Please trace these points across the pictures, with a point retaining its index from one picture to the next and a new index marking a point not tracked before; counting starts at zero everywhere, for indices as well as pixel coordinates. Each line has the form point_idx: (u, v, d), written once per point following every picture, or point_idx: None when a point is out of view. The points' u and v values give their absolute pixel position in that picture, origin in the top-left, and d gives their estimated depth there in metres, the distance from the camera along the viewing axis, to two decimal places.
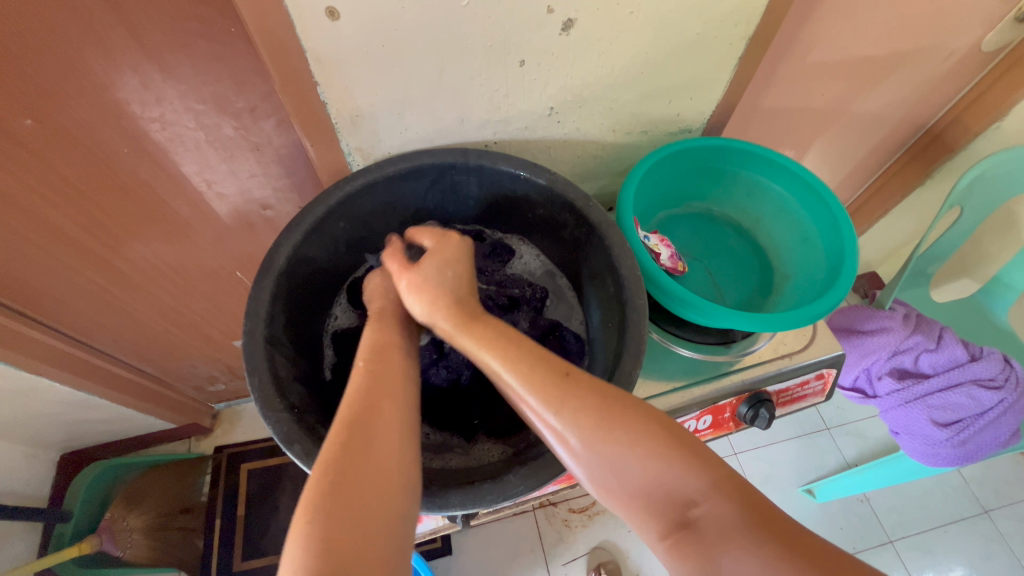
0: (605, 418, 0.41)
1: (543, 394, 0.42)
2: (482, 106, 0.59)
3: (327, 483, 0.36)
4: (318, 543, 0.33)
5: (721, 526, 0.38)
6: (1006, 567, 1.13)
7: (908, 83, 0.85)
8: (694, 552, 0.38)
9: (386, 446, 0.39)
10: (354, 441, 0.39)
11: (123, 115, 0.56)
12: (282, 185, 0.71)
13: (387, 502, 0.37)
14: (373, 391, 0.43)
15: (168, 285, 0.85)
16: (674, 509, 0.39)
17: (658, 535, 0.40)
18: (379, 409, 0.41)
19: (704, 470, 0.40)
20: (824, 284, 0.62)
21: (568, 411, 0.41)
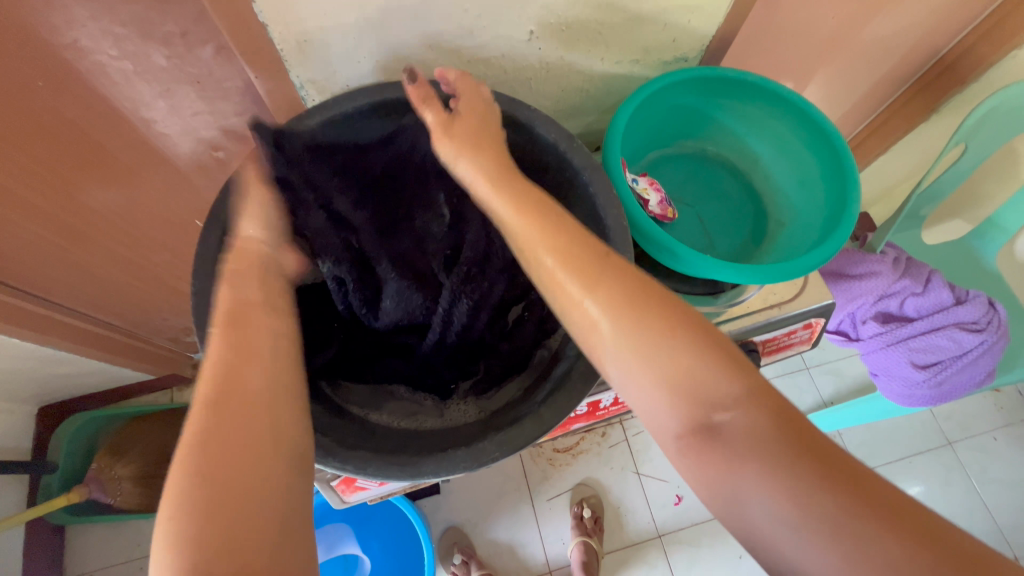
0: (640, 302, 0.42)
1: (582, 270, 0.43)
2: (452, 30, 0.51)
3: (193, 467, 0.37)
4: (190, 528, 0.35)
5: (747, 438, 0.38)
6: (962, 492, 1.21)
7: (926, 6, 0.77)
8: (716, 456, 0.38)
9: (248, 443, 0.39)
10: (212, 419, 0.39)
11: (29, 41, 0.47)
12: (233, 124, 0.63)
13: (260, 482, 0.38)
14: (230, 360, 0.43)
15: (122, 235, 0.79)
16: (700, 410, 0.39)
17: (674, 432, 0.40)
18: (242, 382, 0.42)
19: (738, 379, 0.39)
20: (821, 231, 0.59)
21: (602, 290, 0.42)
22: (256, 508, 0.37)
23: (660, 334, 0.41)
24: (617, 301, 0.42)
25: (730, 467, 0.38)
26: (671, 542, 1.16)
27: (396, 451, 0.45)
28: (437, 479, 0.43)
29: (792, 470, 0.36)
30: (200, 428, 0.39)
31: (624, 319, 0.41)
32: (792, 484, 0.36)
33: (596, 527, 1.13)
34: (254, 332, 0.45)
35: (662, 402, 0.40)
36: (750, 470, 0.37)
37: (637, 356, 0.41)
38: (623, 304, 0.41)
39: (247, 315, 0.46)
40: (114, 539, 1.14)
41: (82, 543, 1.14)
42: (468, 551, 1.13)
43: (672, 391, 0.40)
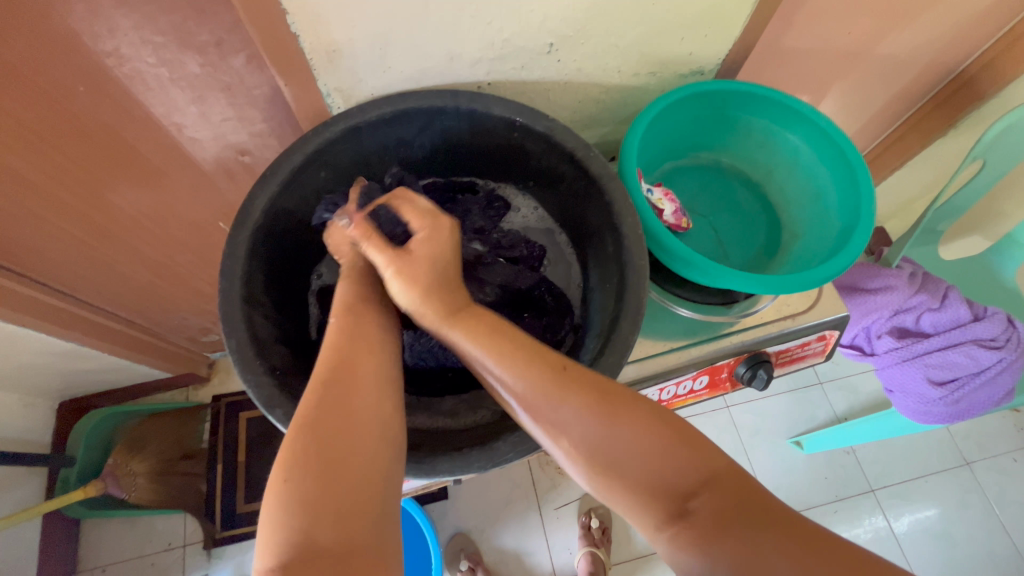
0: (612, 409, 0.40)
1: (538, 383, 0.41)
2: (475, 42, 0.53)
3: (302, 444, 0.36)
4: (297, 505, 0.34)
5: (720, 521, 0.36)
6: (979, 515, 1.18)
7: (943, 23, 0.77)
8: (691, 545, 0.36)
9: (360, 444, 0.37)
10: (325, 397, 0.39)
11: (72, 49, 0.50)
12: (259, 130, 0.66)
13: (366, 488, 0.36)
14: (341, 363, 0.41)
15: (148, 236, 0.81)
16: (672, 500, 0.38)
17: (656, 527, 0.38)
18: (355, 368, 0.41)
19: (704, 460, 0.38)
20: (836, 244, 0.59)
21: (567, 406, 0.40)
22: (358, 517, 0.35)
23: (626, 438, 0.39)
24: (584, 407, 0.40)
25: (708, 564, 0.35)
26: None
27: (412, 449, 0.46)
28: (450, 478, 0.43)
29: (767, 545, 0.34)
30: (314, 407, 0.38)
31: (594, 420, 0.40)
32: (771, 565, 0.34)
33: (603, 538, 1.12)
34: (370, 323, 0.46)
35: (632, 503, 0.39)
36: (726, 560, 0.35)
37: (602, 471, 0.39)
38: (587, 408, 0.40)
39: (357, 305, 0.47)
40: (127, 535, 1.16)
41: (95, 538, 1.15)
42: (475, 558, 1.13)
43: (641, 487, 0.38)
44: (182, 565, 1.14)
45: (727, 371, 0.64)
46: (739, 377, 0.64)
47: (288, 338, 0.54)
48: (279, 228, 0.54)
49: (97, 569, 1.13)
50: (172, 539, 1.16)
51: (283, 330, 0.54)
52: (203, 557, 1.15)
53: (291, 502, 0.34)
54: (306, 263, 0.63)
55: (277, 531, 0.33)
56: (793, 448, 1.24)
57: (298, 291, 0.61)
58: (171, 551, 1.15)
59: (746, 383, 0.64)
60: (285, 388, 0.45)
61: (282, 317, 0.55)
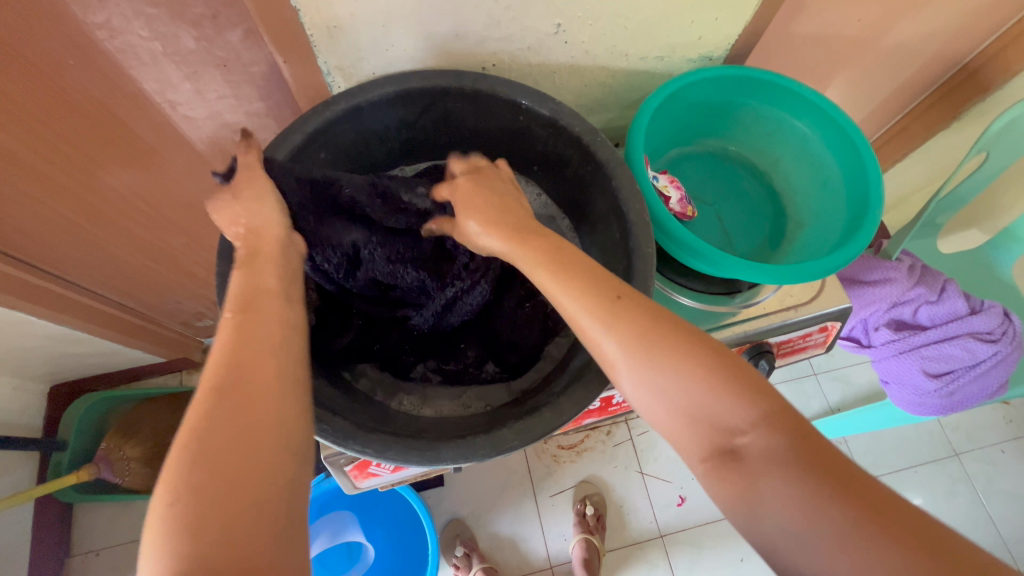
0: (653, 339, 0.39)
1: (597, 312, 0.39)
2: (480, 20, 0.51)
3: (188, 462, 0.33)
4: (173, 536, 0.31)
5: (767, 459, 0.35)
6: (967, 504, 1.20)
7: (952, 12, 0.76)
8: (735, 478, 0.36)
9: (259, 433, 0.35)
10: (215, 406, 0.35)
11: (61, 20, 0.48)
12: (256, 109, 0.64)
13: (271, 475, 0.34)
14: (245, 344, 0.38)
15: (141, 217, 0.79)
16: (719, 434, 0.37)
17: (697, 457, 0.38)
18: (251, 369, 0.37)
19: (762, 401, 0.37)
20: (842, 235, 0.59)
21: (619, 328, 0.39)
22: (259, 508, 0.33)
23: (676, 349, 0.38)
24: (633, 337, 0.38)
25: (749, 492, 0.35)
26: (672, 542, 1.16)
27: (414, 437, 0.46)
28: (453, 466, 0.43)
29: (806, 485, 0.34)
30: (202, 418, 0.34)
31: (637, 342, 0.39)
32: (813, 503, 0.34)
33: (598, 525, 1.13)
34: (267, 320, 0.40)
35: (679, 426, 0.38)
36: (767, 488, 0.35)
37: (647, 377, 0.38)
38: (638, 337, 0.39)
39: (259, 300, 0.41)
40: (121, 519, 1.15)
41: (89, 522, 1.15)
42: (470, 543, 1.13)
43: (684, 419, 0.38)
44: None
45: None
46: None
47: None
48: None
49: (91, 553, 1.13)
50: None
51: None
52: None
53: (181, 497, 0.32)
54: None
55: (165, 534, 0.31)
56: None
57: None
58: None
59: None
60: None
61: None
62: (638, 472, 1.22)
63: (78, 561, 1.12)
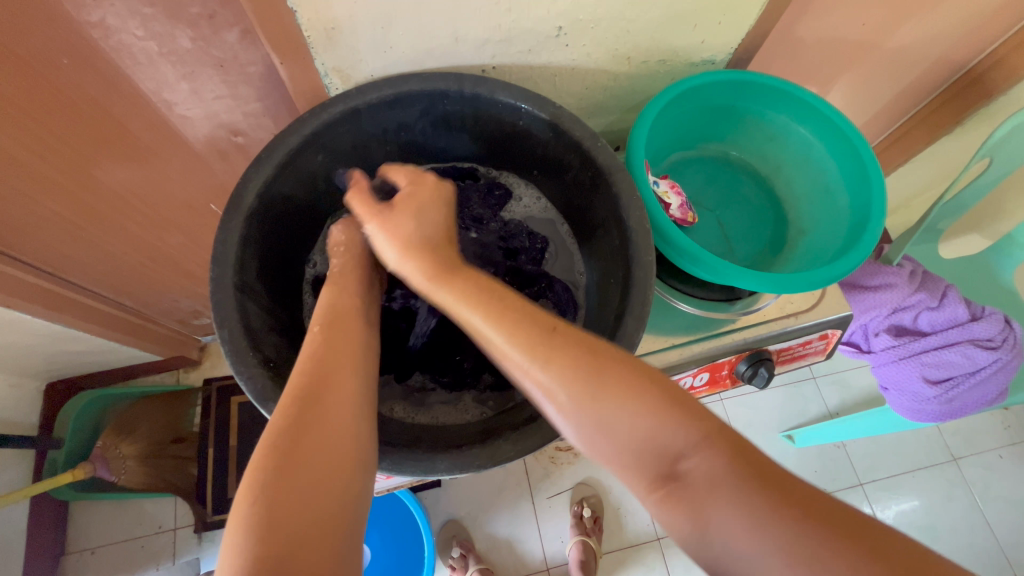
0: (593, 373, 0.39)
1: (527, 344, 0.40)
2: (480, 23, 0.51)
3: (271, 461, 0.36)
4: (252, 529, 0.33)
5: (710, 482, 0.36)
6: (964, 509, 1.20)
7: (957, 16, 0.75)
8: (683, 505, 0.36)
9: (334, 441, 0.38)
10: (292, 412, 0.39)
11: (55, 19, 0.47)
12: (254, 110, 0.63)
13: (342, 483, 0.37)
14: (320, 361, 0.42)
15: (137, 216, 0.79)
16: (662, 461, 0.38)
17: (644, 491, 0.38)
18: (331, 384, 0.41)
19: (699, 423, 0.38)
20: (844, 243, 0.58)
21: (551, 366, 0.39)
22: (331, 516, 0.35)
23: (615, 392, 0.38)
24: (569, 372, 0.39)
25: (696, 516, 0.36)
26: (669, 545, 1.16)
27: (410, 446, 0.45)
28: (449, 476, 0.43)
29: (753, 504, 0.34)
30: (284, 422, 0.38)
31: (574, 382, 0.39)
32: (756, 518, 0.34)
33: (594, 527, 1.13)
34: (348, 337, 0.46)
35: (618, 467, 0.39)
36: (713, 514, 0.35)
37: (598, 420, 0.38)
38: (576, 374, 0.39)
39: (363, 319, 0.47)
40: (116, 517, 1.15)
41: (84, 520, 1.14)
42: (467, 544, 1.13)
43: (630, 452, 0.38)
44: (173, 548, 1.14)
45: (728, 368, 0.64)
46: (740, 374, 0.63)
47: (283, 328, 0.53)
48: (275, 213, 0.52)
49: (87, 551, 1.13)
50: (163, 522, 1.15)
51: (277, 320, 0.52)
52: (194, 541, 1.15)
53: (259, 499, 0.34)
54: (301, 251, 0.62)
55: (243, 534, 0.33)
56: (785, 442, 1.25)
57: (293, 279, 0.60)
58: (161, 534, 1.15)
59: (747, 381, 0.63)
60: (280, 381, 0.44)
61: (277, 305, 0.54)
62: None
63: (73, 559, 1.12)
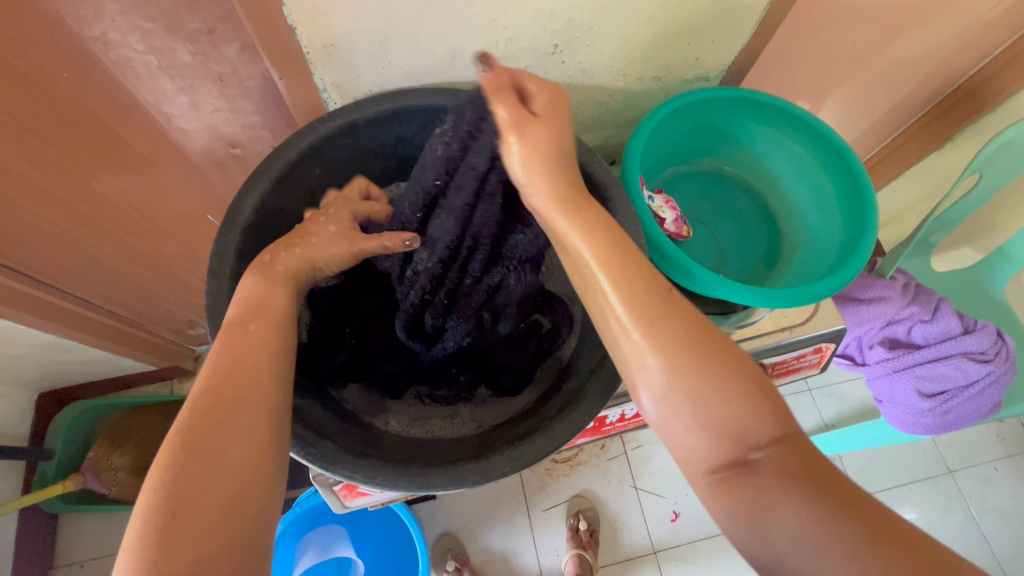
0: (697, 347, 0.41)
1: (643, 312, 0.41)
2: (478, 39, 0.51)
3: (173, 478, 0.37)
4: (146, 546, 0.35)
5: (780, 474, 0.37)
6: (960, 522, 1.20)
7: (946, 34, 0.77)
8: (744, 489, 0.37)
9: (226, 458, 0.38)
10: (198, 423, 0.39)
11: (57, 33, 0.47)
12: (252, 122, 0.64)
13: (233, 502, 0.37)
14: (233, 372, 0.41)
15: (134, 227, 0.79)
16: (734, 445, 0.39)
17: (705, 469, 0.39)
18: (238, 400, 0.40)
19: (780, 419, 0.39)
20: (837, 259, 0.59)
21: (660, 328, 0.41)
22: (218, 532, 0.36)
23: (710, 371, 0.40)
24: (669, 344, 0.40)
25: (759, 501, 0.37)
26: (665, 558, 1.15)
27: (405, 461, 0.45)
28: (443, 493, 0.43)
29: (812, 505, 0.35)
30: (184, 437, 0.38)
31: (675, 354, 0.40)
32: (820, 517, 0.35)
33: (591, 540, 1.12)
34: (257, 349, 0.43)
35: (697, 437, 0.39)
36: (780, 501, 0.36)
37: (684, 406, 0.40)
38: (675, 347, 0.40)
39: None
40: (107, 530, 1.13)
41: (74, 532, 1.13)
42: (462, 558, 1.12)
43: (710, 432, 0.39)
44: None
45: None
46: None
47: None
48: (272, 227, 0.53)
49: (76, 564, 1.11)
50: None
51: None
52: None
53: (153, 519, 0.36)
54: None
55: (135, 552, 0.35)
56: None
57: None
58: None
59: None
60: None
61: None
62: (633, 486, 1.21)
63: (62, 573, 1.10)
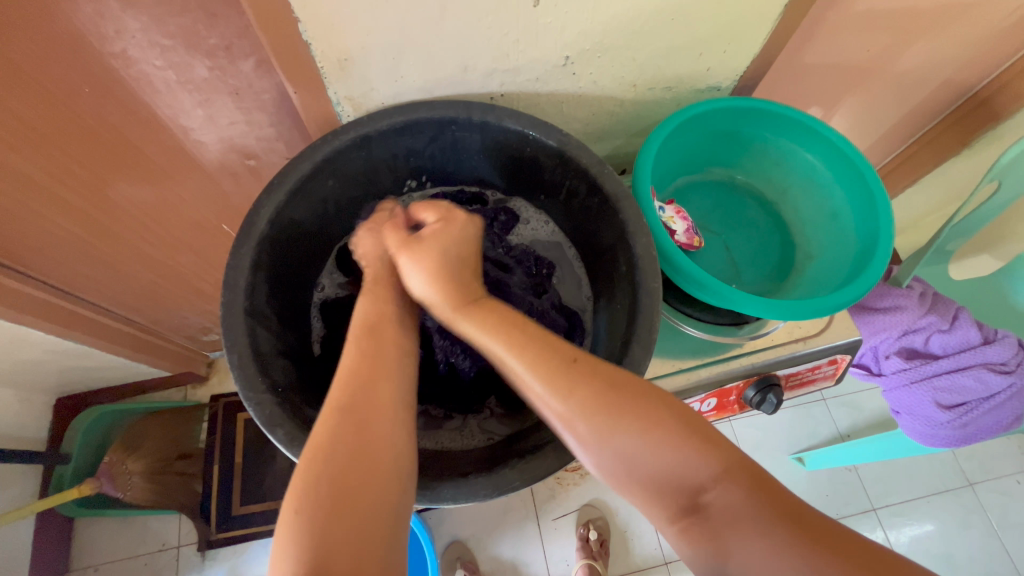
0: (614, 402, 0.41)
1: (548, 376, 0.42)
2: (489, 53, 0.52)
3: (313, 485, 0.37)
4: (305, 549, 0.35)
5: (731, 515, 0.39)
6: (981, 536, 1.17)
7: (962, 40, 0.76)
8: (704, 536, 0.39)
9: (375, 431, 0.40)
10: (339, 438, 0.39)
11: (79, 50, 0.48)
12: (267, 134, 0.65)
13: (378, 488, 0.38)
14: (362, 377, 0.43)
15: (152, 236, 0.80)
16: (685, 495, 0.40)
17: (668, 519, 0.42)
18: (371, 395, 0.42)
19: (715, 454, 0.40)
20: (853, 269, 0.58)
21: (572, 400, 0.41)
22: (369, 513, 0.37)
23: (624, 414, 0.41)
24: (591, 402, 0.41)
25: (719, 550, 0.39)
26: (677, 569, 1.14)
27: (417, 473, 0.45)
28: (454, 506, 0.43)
29: (780, 544, 0.36)
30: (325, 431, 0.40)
31: (595, 415, 0.41)
32: (779, 553, 0.36)
33: (601, 550, 1.11)
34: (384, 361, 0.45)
35: (646, 490, 0.41)
36: (735, 547, 0.38)
37: (606, 439, 0.40)
38: (597, 399, 0.41)
39: (371, 337, 0.47)
40: (121, 534, 1.15)
41: (88, 536, 1.14)
42: (471, 566, 1.12)
43: (650, 481, 0.41)
44: (176, 566, 1.13)
45: (736, 393, 0.64)
46: (748, 400, 0.63)
47: (290, 352, 0.54)
48: (286, 238, 0.53)
49: (90, 568, 1.12)
50: (167, 539, 1.15)
51: (285, 343, 0.53)
52: (197, 559, 1.14)
53: (304, 506, 0.37)
54: (309, 275, 0.62)
55: (291, 536, 0.36)
56: (796, 465, 1.23)
57: (301, 302, 0.60)
58: (165, 552, 1.14)
59: (755, 407, 0.63)
60: (287, 406, 0.44)
61: (286, 328, 0.55)
62: None
63: None
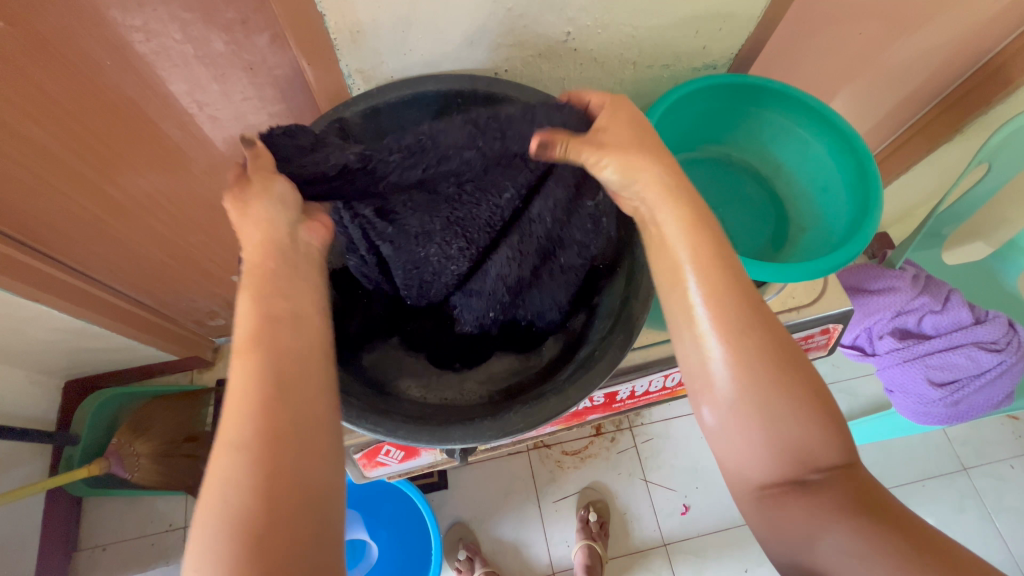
0: (782, 359, 0.41)
1: (729, 325, 0.42)
2: (494, 27, 0.54)
3: (243, 500, 0.36)
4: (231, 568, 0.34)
5: (837, 499, 0.39)
6: (975, 520, 1.19)
7: (953, 26, 0.78)
8: (796, 507, 0.40)
9: (304, 451, 0.38)
10: (267, 450, 0.37)
11: (102, 23, 0.51)
12: (278, 111, 0.67)
13: (307, 500, 0.37)
14: (274, 386, 0.39)
15: (163, 214, 0.82)
16: (794, 468, 0.40)
17: (759, 485, 0.41)
18: (301, 411, 0.40)
19: (839, 447, 0.41)
20: (843, 237, 0.60)
21: (745, 345, 0.41)
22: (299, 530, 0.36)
23: (780, 392, 0.41)
24: (758, 363, 0.41)
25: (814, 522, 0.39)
26: (675, 551, 1.15)
27: (424, 419, 0.48)
28: (461, 446, 0.46)
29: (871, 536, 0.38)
30: (245, 439, 0.37)
31: (756, 371, 0.41)
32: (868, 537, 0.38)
33: (600, 532, 1.13)
34: (303, 391, 0.40)
35: (758, 457, 0.41)
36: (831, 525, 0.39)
37: (753, 407, 0.40)
38: (767, 364, 0.41)
39: None
40: (128, 514, 1.16)
41: (96, 516, 1.16)
42: (473, 548, 1.13)
43: (768, 453, 0.40)
44: (182, 546, 1.15)
45: None
46: None
47: None
48: None
49: (98, 548, 1.14)
50: (173, 520, 1.16)
51: None
52: None
53: (230, 513, 0.35)
54: None
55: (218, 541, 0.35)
56: None
57: None
58: (171, 532, 1.16)
59: None
60: None
61: None
62: (643, 480, 1.22)
63: (85, 556, 1.13)
